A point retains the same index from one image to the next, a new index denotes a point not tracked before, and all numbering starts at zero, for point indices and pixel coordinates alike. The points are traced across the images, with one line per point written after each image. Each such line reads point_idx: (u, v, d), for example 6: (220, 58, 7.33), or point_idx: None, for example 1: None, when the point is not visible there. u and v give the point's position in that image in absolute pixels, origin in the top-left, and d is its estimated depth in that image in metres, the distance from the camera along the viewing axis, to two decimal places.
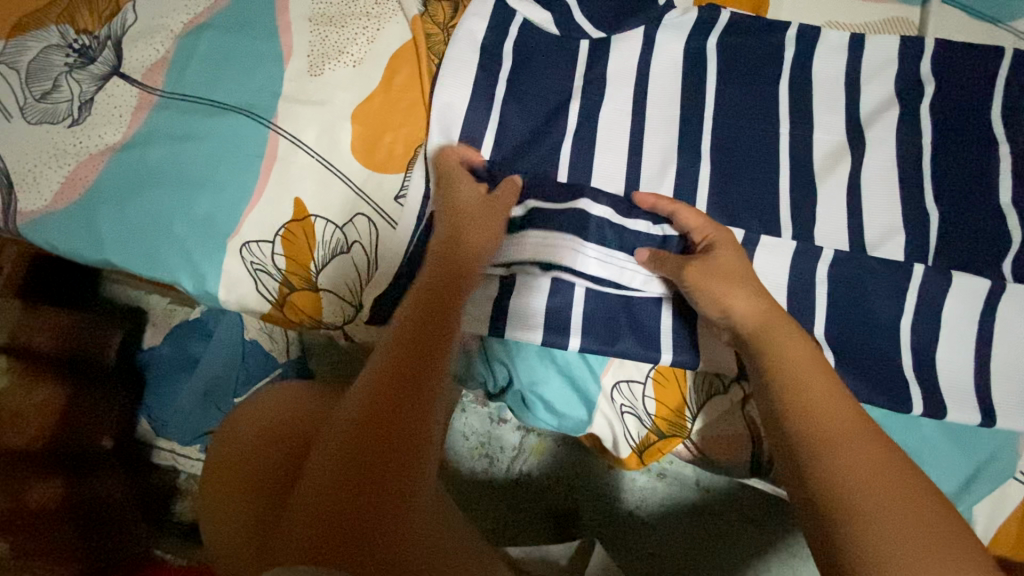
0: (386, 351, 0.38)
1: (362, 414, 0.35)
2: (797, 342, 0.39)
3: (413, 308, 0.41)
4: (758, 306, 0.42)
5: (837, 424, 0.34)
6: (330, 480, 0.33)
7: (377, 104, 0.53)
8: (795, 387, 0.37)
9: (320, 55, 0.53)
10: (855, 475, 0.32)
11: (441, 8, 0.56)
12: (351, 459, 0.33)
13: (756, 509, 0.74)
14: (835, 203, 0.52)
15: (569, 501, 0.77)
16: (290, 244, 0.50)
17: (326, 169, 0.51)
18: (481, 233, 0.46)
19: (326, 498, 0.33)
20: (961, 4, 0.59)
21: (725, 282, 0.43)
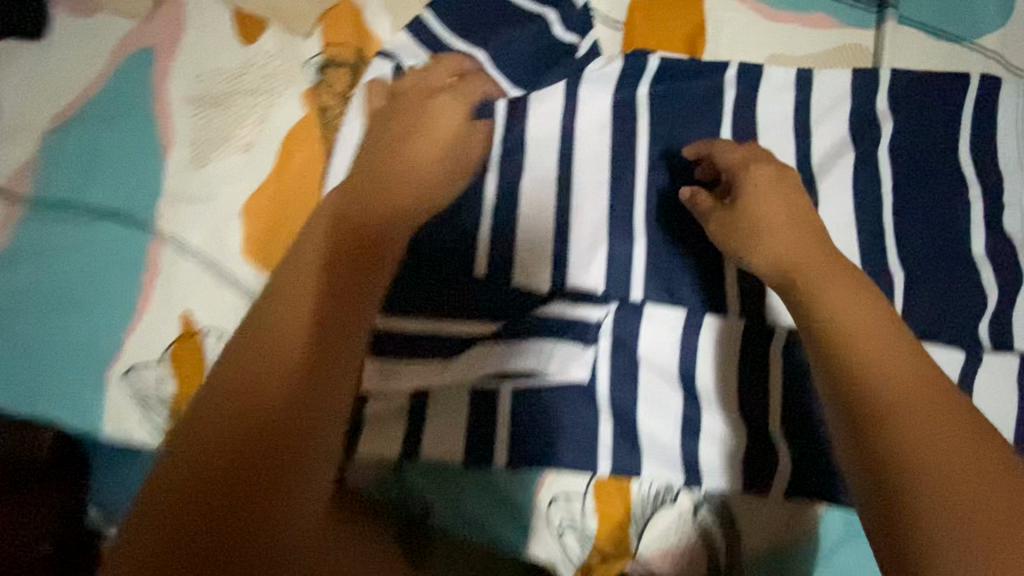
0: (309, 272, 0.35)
1: (285, 352, 0.32)
2: (851, 298, 0.36)
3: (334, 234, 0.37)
4: (795, 243, 0.40)
5: (905, 387, 0.32)
6: (227, 437, 0.29)
7: (272, 196, 0.47)
8: (863, 362, 0.33)
9: (204, 143, 0.48)
10: (925, 438, 0.30)
11: (341, 75, 0.50)
12: (239, 424, 0.30)
13: None
14: None
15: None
16: (177, 367, 0.45)
17: (218, 276, 0.46)
18: (412, 173, 0.43)
19: (228, 441, 0.29)
20: (918, 25, 0.53)
21: (773, 215, 0.41)
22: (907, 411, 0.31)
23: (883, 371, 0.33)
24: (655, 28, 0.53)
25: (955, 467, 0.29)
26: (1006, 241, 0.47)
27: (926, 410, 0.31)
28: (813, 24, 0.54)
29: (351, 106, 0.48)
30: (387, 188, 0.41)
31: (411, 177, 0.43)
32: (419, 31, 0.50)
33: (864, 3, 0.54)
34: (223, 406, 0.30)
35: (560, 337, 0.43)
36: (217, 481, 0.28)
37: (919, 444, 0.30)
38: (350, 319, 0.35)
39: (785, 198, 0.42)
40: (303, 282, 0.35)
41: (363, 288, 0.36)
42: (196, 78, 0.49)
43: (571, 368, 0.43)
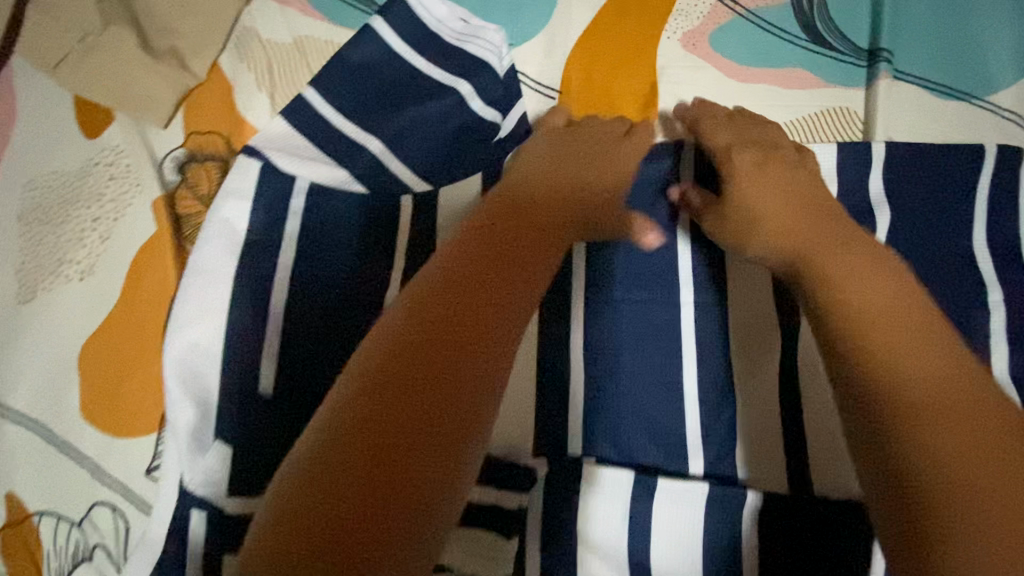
0: (469, 294, 0.27)
1: (378, 357, 0.25)
2: (872, 278, 0.29)
3: (478, 236, 0.29)
4: (804, 222, 0.33)
5: (936, 379, 0.25)
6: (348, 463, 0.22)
7: (116, 334, 0.38)
8: (891, 365, 0.26)
9: (34, 269, 0.39)
10: (965, 446, 0.23)
11: (205, 174, 0.41)
12: (360, 417, 0.23)
13: None
14: (768, 407, 0.36)
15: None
16: (10, 561, 0.36)
17: (47, 442, 0.37)
18: (589, 170, 0.37)
19: (330, 479, 0.22)
20: (916, 81, 0.44)
21: (774, 189, 0.35)
22: (943, 416, 0.24)
23: (912, 360, 0.26)
24: (598, 96, 0.44)
25: (992, 490, 0.23)
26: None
27: (967, 415, 0.24)
28: (789, 84, 0.44)
29: (209, 216, 0.38)
30: (573, 173, 0.36)
31: (584, 170, 0.37)
32: (300, 114, 0.40)
33: (850, 57, 0.44)
34: (344, 424, 0.23)
35: (478, 529, 0.35)
36: (323, 505, 0.22)
37: (939, 448, 0.23)
38: (508, 311, 0.27)
39: (810, 194, 0.35)
40: (486, 261, 0.28)
41: (515, 273, 0.28)
42: (26, 184, 0.40)
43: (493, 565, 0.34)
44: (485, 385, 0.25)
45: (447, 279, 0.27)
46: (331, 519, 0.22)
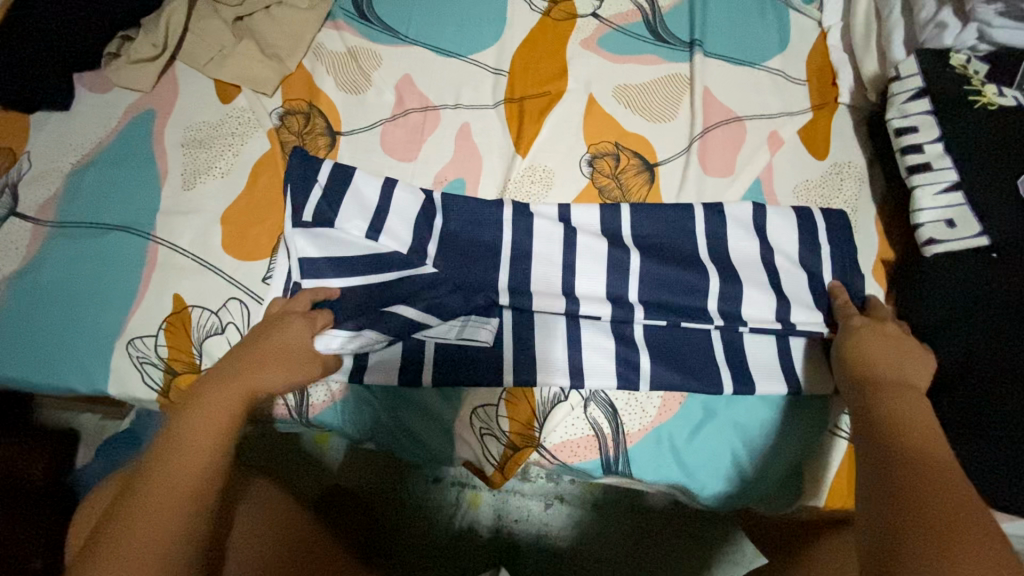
0: (248, 368, 0.45)
1: (175, 497, 0.37)
2: (909, 400, 0.44)
3: (223, 380, 0.44)
4: (892, 351, 0.49)
5: (921, 434, 0.41)
6: (165, 528, 0.36)
7: (243, 204, 0.62)
8: (888, 411, 0.43)
9: (192, 172, 0.63)
10: (920, 462, 0.38)
11: (295, 119, 0.67)
12: (178, 519, 0.37)
13: (652, 522, 0.91)
14: (642, 226, 0.60)
15: (490, 530, 0.92)
16: (171, 335, 0.56)
17: (201, 264, 0.59)
18: (275, 356, 0.47)
19: (153, 525, 0.36)
20: (720, 56, 0.73)
21: (887, 337, 0.51)
22: (925, 460, 0.39)
23: (903, 416, 0.42)
24: (531, 71, 0.72)
25: (944, 497, 0.36)
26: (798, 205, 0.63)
27: (931, 460, 0.39)
28: (647, 62, 0.73)
29: (300, 161, 0.59)
30: (255, 351, 0.47)
31: (272, 353, 0.47)
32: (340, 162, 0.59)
33: (680, 46, 0.74)
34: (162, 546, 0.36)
35: (473, 312, 0.57)
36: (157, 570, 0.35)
37: (917, 464, 0.38)
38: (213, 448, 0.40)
39: (896, 331, 0.52)
40: (221, 414, 0.42)
41: (248, 389, 0.44)
42: (187, 127, 0.65)
43: (483, 330, 0.55)
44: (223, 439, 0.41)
45: (177, 454, 0.39)
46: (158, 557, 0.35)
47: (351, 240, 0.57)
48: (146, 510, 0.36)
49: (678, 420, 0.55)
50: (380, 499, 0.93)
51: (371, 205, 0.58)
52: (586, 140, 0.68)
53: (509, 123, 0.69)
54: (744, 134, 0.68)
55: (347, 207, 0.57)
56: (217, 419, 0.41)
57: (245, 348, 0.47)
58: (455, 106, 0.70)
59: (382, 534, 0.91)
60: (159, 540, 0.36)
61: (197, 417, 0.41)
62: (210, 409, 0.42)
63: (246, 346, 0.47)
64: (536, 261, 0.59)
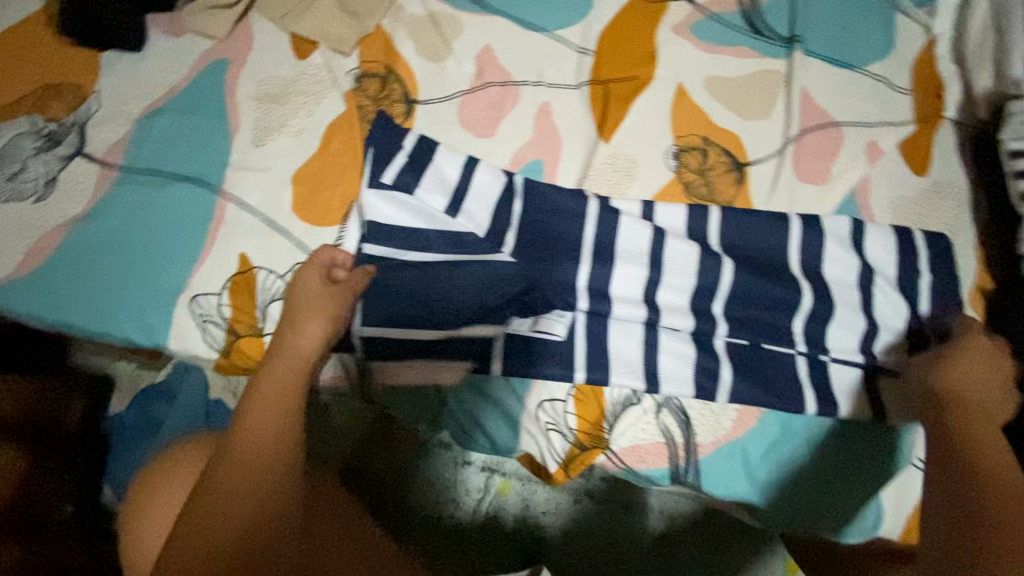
0: (308, 330, 0.50)
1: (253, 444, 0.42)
2: (970, 412, 0.45)
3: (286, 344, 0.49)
4: (976, 365, 0.49)
5: (989, 443, 0.41)
6: (250, 474, 0.40)
7: (315, 166, 0.59)
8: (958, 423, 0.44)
9: (264, 128, 0.61)
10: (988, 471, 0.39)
11: (372, 83, 0.64)
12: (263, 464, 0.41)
13: (681, 529, 0.90)
14: (729, 230, 0.58)
15: (517, 520, 0.91)
16: (236, 295, 0.54)
17: (269, 225, 0.57)
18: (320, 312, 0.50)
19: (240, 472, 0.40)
20: (821, 56, 0.68)
21: (970, 350, 0.50)
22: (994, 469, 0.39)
23: (979, 429, 0.43)
24: (618, 53, 0.68)
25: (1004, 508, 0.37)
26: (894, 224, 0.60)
27: (996, 468, 0.39)
28: (742, 53, 0.68)
29: (383, 131, 0.56)
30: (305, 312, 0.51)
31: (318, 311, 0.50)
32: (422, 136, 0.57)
33: (778, 40, 0.69)
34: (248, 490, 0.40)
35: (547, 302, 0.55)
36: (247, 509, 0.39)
37: (992, 476, 0.39)
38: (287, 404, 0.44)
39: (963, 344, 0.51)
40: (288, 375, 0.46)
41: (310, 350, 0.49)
42: (260, 81, 0.63)
43: (557, 323, 0.53)
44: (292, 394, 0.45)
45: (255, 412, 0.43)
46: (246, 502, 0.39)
47: (429, 220, 0.55)
48: (232, 462, 0.41)
49: (753, 436, 0.53)
50: (403, 480, 0.91)
51: (451, 184, 0.56)
52: (672, 132, 0.64)
53: (593, 105, 0.65)
54: (841, 141, 0.64)
55: (429, 185, 0.56)
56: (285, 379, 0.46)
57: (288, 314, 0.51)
58: (537, 82, 0.66)
59: (405, 515, 0.90)
60: (246, 484, 0.40)
61: (267, 378, 0.46)
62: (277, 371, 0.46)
63: (298, 308, 0.51)
64: (620, 256, 0.56)
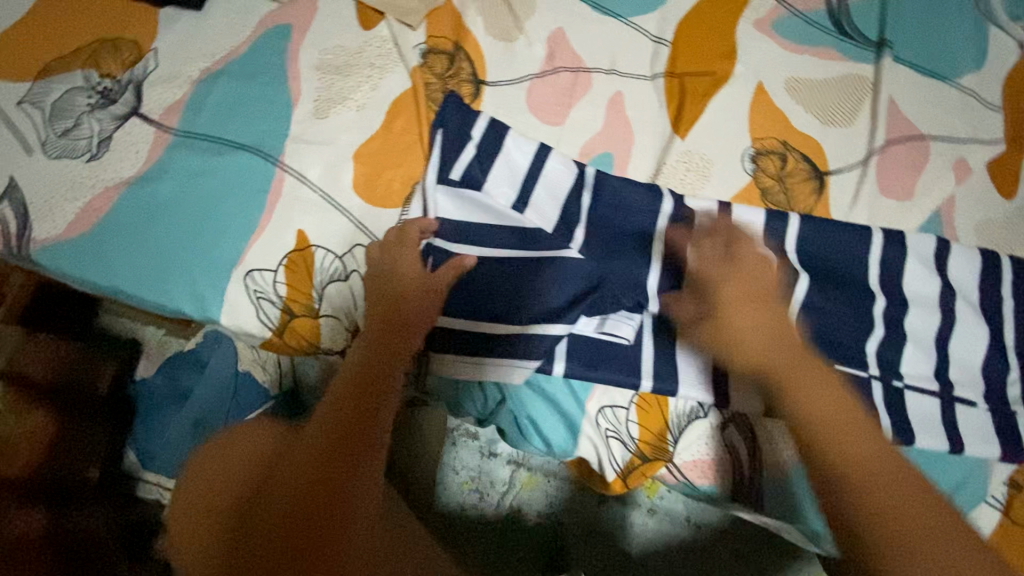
0: (390, 319, 0.48)
1: (324, 435, 0.40)
2: (825, 386, 0.42)
3: (371, 335, 0.47)
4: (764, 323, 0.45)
5: (848, 438, 0.39)
6: (317, 464, 0.38)
7: (378, 145, 0.57)
8: (805, 405, 0.41)
9: (326, 100, 0.58)
10: (845, 468, 0.38)
11: (439, 59, 0.60)
12: (326, 453, 0.39)
13: (708, 537, 0.88)
14: (809, 241, 0.55)
15: (541, 516, 0.89)
16: (292, 273, 0.52)
17: (328, 202, 0.54)
18: (414, 298, 0.49)
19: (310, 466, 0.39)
20: (910, 64, 0.65)
21: (755, 306, 0.46)
22: (840, 464, 0.38)
23: (823, 416, 0.40)
24: (697, 45, 0.64)
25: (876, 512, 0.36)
26: (981, 248, 0.57)
27: (848, 468, 0.38)
28: (827, 55, 0.65)
29: (454, 111, 0.54)
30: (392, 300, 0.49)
31: (411, 299, 0.49)
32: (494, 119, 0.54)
33: (866, 44, 0.65)
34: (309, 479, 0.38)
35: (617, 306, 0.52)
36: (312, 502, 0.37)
37: (847, 457, 0.38)
38: (370, 398, 0.42)
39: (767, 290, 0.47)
40: (369, 365, 0.45)
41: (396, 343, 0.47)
42: (323, 49, 0.60)
43: (624, 326, 0.51)
44: (372, 387, 0.43)
45: (332, 406, 0.42)
46: (314, 497, 0.37)
47: (498, 208, 0.52)
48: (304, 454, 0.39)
49: None
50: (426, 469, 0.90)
51: (520, 174, 0.53)
52: (750, 133, 0.61)
53: (668, 100, 0.62)
54: (927, 156, 0.61)
55: (497, 175, 0.53)
56: (367, 370, 0.44)
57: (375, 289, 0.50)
58: (610, 71, 0.63)
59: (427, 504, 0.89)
60: (312, 477, 0.38)
61: (349, 372, 0.44)
62: (360, 362, 0.45)
63: (380, 293, 0.49)
64: (693, 259, 0.53)
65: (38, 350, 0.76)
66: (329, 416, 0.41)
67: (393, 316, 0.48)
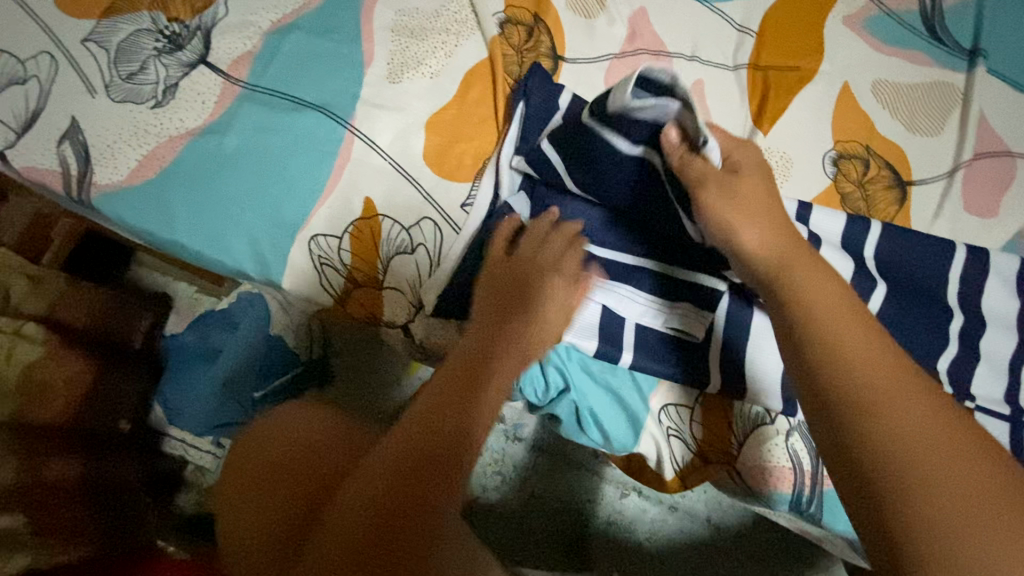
0: (490, 313, 0.43)
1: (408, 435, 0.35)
2: (827, 296, 0.37)
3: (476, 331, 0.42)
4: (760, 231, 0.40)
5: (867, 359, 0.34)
6: (396, 468, 0.33)
7: (450, 115, 0.55)
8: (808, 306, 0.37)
9: (399, 64, 0.55)
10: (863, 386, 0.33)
11: (517, 31, 0.58)
12: (409, 457, 0.34)
13: (728, 540, 0.87)
14: (892, 251, 0.52)
15: (560, 504, 0.89)
16: (358, 241, 0.51)
17: (397, 171, 0.53)
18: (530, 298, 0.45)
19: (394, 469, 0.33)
20: (1003, 76, 0.62)
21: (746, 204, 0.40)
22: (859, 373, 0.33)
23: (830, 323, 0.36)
24: (784, 38, 0.61)
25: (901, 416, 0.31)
26: None
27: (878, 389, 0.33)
28: (918, 59, 0.62)
29: (536, 86, 0.51)
30: (509, 296, 0.44)
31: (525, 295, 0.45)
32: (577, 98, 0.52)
33: (959, 52, 0.62)
34: (385, 486, 0.33)
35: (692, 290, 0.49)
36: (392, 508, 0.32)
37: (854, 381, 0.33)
38: (466, 400, 0.37)
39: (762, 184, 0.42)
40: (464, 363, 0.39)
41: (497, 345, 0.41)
42: (399, 10, 0.57)
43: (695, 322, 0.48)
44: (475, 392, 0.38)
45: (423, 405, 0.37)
46: (398, 504, 0.32)
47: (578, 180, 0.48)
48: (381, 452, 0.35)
49: None
50: None
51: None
52: (833, 135, 0.58)
53: (750, 94, 0.60)
54: (1013, 173, 0.58)
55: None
56: (464, 371, 0.39)
57: (490, 280, 0.46)
58: (692, 58, 0.60)
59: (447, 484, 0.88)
60: (393, 477, 0.33)
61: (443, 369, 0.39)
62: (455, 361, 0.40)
63: (492, 287, 0.45)
64: None
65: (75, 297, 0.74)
66: (415, 413, 0.36)
67: (499, 311, 0.44)
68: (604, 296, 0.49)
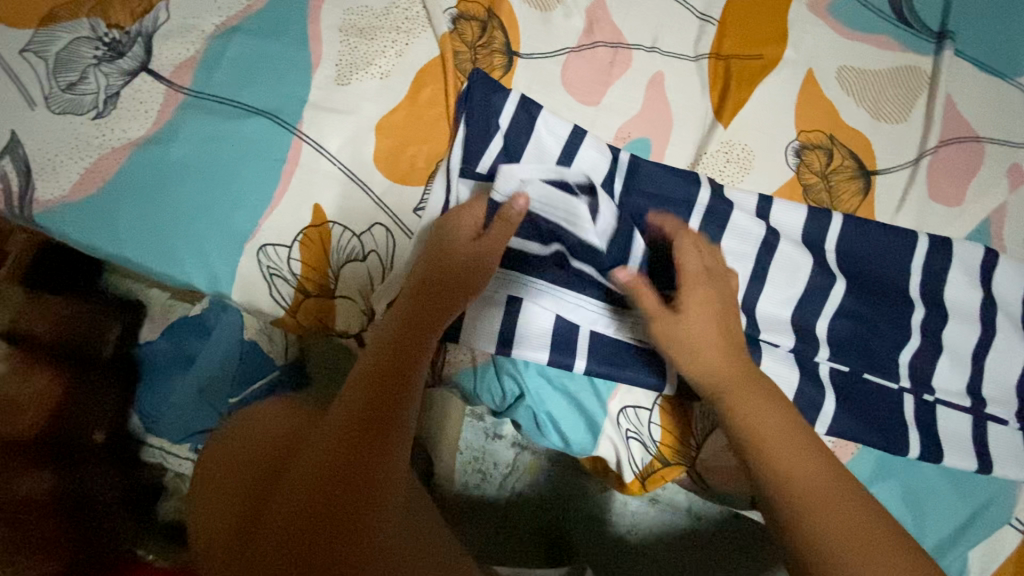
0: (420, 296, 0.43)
1: (340, 424, 0.37)
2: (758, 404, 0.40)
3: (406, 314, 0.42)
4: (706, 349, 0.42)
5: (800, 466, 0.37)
6: (331, 457, 0.36)
7: (401, 117, 0.53)
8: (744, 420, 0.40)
9: (347, 65, 0.54)
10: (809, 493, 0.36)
11: (469, 26, 0.56)
12: (340, 446, 0.36)
13: (709, 531, 0.88)
14: (851, 244, 0.52)
15: (542, 500, 0.89)
16: (308, 250, 0.51)
17: (347, 176, 0.52)
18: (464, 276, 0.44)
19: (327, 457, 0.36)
20: (970, 59, 0.60)
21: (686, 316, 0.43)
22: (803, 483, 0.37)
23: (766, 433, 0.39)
24: (746, 25, 0.60)
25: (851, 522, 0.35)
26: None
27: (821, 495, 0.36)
28: (885, 43, 0.60)
29: (486, 85, 0.50)
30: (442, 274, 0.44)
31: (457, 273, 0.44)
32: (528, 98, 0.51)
33: (926, 34, 0.61)
34: (320, 473, 0.36)
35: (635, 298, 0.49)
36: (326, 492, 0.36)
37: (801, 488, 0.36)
38: (395, 389, 0.39)
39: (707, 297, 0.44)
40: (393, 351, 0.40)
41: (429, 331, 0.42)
42: (347, 9, 0.55)
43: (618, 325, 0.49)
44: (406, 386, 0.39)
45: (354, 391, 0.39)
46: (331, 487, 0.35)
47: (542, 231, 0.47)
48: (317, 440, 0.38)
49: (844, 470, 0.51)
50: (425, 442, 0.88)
51: (551, 163, 0.51)
52: (796, 125, 0.57)
53: (711, 85, 0.58)
54: (979, 160, 0.57)
55: (527, 163, 0.51)
56: (400, 364, 0.40)
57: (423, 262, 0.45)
58: (652, 49, 0.59)
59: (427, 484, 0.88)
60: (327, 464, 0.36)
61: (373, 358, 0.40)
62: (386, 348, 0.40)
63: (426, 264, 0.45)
64: (727, 257, 0.51)
65: (38, 309, 0.74)
66: (347, 399, 0.38)
67: (433, 291, 0.43)
68: (557, 306, 0.48)
